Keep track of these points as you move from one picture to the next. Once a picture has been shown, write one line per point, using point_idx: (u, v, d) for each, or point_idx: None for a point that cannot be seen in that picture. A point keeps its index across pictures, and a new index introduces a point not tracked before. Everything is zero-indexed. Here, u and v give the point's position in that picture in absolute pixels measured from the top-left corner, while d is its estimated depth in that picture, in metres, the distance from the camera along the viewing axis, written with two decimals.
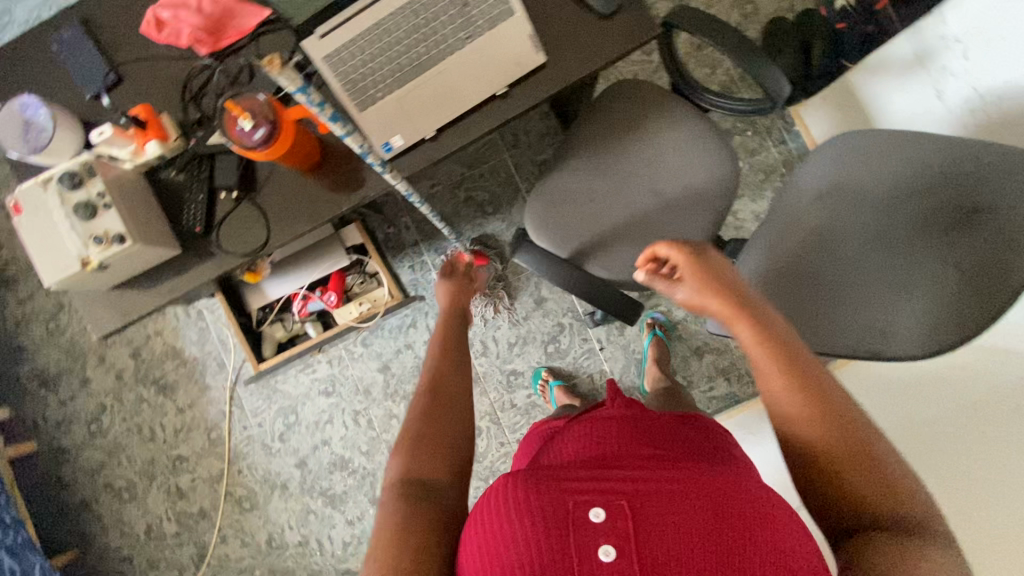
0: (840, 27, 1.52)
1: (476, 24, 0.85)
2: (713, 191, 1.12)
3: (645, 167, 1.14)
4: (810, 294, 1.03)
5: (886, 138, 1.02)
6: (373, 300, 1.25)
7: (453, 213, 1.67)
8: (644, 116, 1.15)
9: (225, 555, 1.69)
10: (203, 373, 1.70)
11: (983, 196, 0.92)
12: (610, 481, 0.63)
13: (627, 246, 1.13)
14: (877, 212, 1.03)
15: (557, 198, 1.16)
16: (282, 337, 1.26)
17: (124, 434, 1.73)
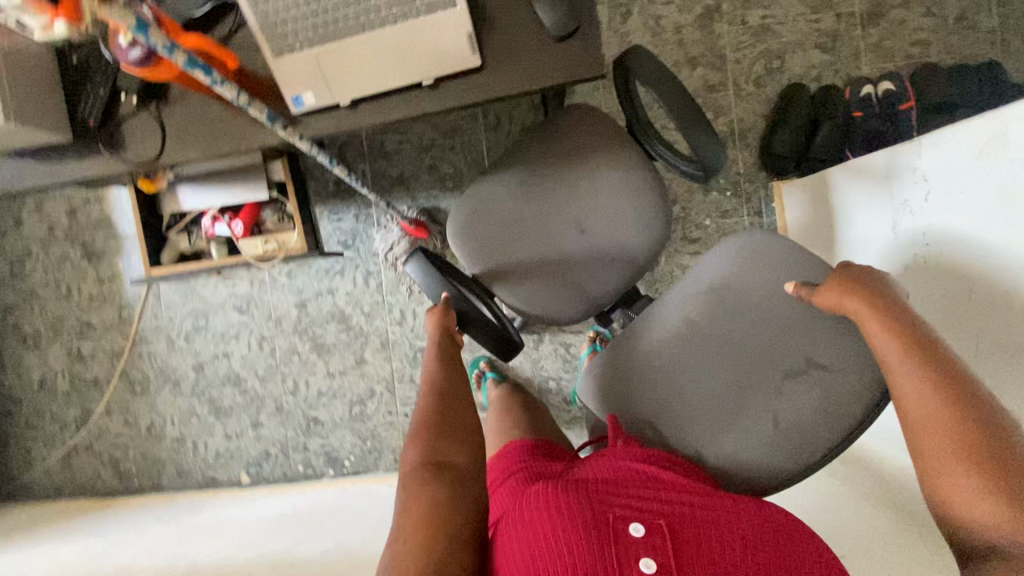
0: (856, 115, 1.43)
1: (413, 4, 0.79)
2: (635, 249, 1.15)
3: (578, 205, 1.16)
4: (649, 392, 1.03)
5: (781, 255, 1.01)
6: (279, 242, 1.24)
7: (413, 177, 1.62)
8: (590, 153, 1.16)
9: (106, 426, 1.75)
10: (130, 252, 1.71)
11: (826, 356, 0.96)
12: (646, 503, 0.73)
13: (536, 280, 1.16)
14: (740, 333, 1.02)
15: (485, 213, 1.18)
16: (185, 248, 1.28)
17: (42, 285, 1.75)
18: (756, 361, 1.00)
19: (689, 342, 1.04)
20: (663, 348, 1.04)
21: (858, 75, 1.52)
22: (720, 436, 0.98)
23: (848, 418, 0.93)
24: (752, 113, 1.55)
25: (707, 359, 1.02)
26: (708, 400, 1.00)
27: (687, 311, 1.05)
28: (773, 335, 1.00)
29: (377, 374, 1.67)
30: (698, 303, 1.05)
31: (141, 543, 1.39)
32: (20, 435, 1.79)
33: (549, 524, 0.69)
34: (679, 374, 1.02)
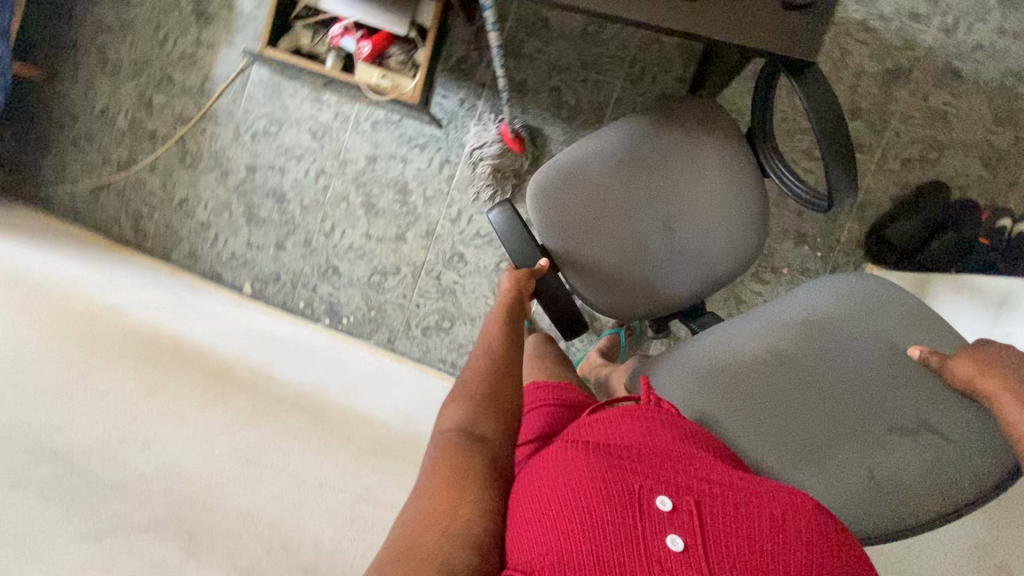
0: (981, 240, 1.35)
1: None
2: (721, 262, 1.12)
3: (670, 203, 1.13)
4: (726, 405, 1.00)
5: (898, 309, 0.99)
6: (395, 82, 1.19)
7: (533, 90, 1.56)
8: (696, 155, 1.12)
9: (144, 180, 1.75)
10: (238, 29, 1.67)
11: (944, 425, 0.91)
12: (670, 479, 0.71)
13: (605, 261, 1.13)
14: (840, 377, 0.98)
15: (575, 182, 1.13)
16: (305, 46, 1.24)
17: (143, 21, 1.71)
18: (857, 406, 0.96)
19: (780, 368, 1.01)
20: (749, 369, 1.01)
21: (1003, 205, 1.44)
22: (807, 470, 0.94)
23: (960, 489, 0.87)
24: (882, 191, 1.48)
25: (798, 392, 0.99)
26: (796, 434, 0.97)
27: (784, 333, 1.03)
28: (876, 386, 0.96)
29: (410, 257, 1.66)
30: (791, 333, 1.02)
31: (139, 294, 1.41)
32: (62, 150, 1.79)
33: (570, 487, 0.68)
34: (764, 401, 0.99)
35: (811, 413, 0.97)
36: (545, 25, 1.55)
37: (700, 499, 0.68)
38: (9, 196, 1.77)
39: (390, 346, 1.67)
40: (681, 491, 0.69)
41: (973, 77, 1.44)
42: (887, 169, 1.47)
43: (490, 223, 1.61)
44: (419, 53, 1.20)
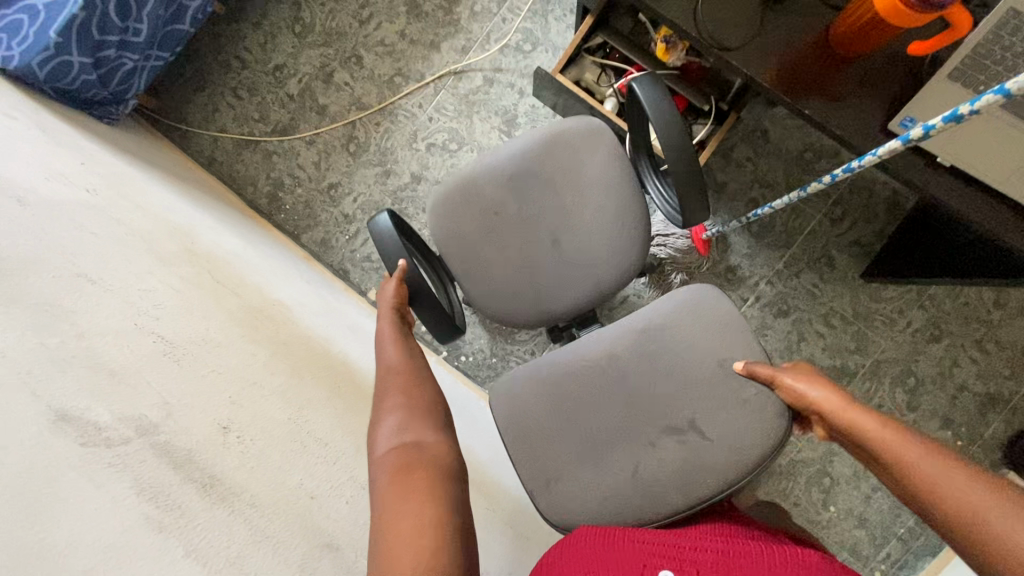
0: None
1: None
2: (608, 265, 1.03)
3: (560, 214, 1.02)
4: (544, 411, 0.97)
5: (714, 321, 0.96)
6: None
7: (730, 197, 1.52)
8: (587, 166, 1.02)
9: (298, 151, 1.64)
10: (448, 38, 1.59)
11: (710, 425, 0.93)
12: (677, 553, 0.73)
13: (495, 269, 1.02)
14: (648, 377, 0.97)
15: (463, 199, 1.02)
16: (586, 82, 1.16)
17: None
18: (665, 398, 0.95)
19: (593, 384, 0.98)
20: (572, 381, 0.98)
21: None
22: (590, 468, 0.94)
23: (701, 487, 0.89)
24: None
25: (602, 397, 0.97)
26: (585, 430, 0.96)
27: (600, 353, 0.99)
28: (678, 381, 0.96)
29: None
30: (626, 345, 0.98)
31: (295, 288, 1.30)
32: (217, 91, 1.67)
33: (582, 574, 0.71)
34: (565, 404, 0.97)
35: (608, 413, 0.96)
36: (763, 136, 1.52)
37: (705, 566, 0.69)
38: (153, 125, 1.66)
39: None
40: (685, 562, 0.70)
41: None
42: None
43: None
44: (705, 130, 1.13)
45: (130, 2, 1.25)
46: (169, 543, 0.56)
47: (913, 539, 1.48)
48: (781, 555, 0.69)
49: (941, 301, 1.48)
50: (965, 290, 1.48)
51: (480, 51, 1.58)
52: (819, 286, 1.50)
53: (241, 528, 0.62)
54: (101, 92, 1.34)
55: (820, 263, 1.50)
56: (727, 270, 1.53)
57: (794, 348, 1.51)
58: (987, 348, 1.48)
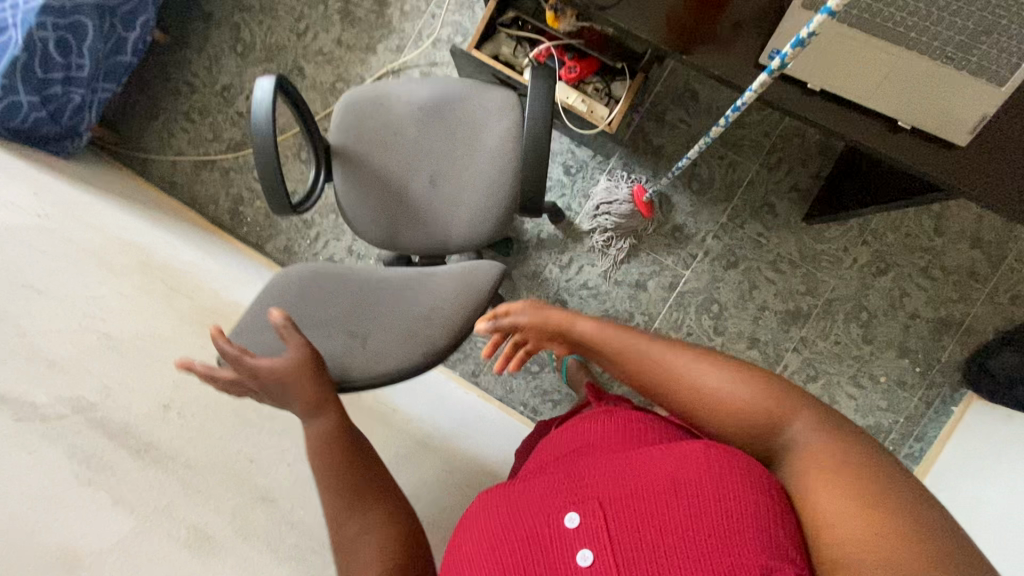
0: None
1: (968, 55, 0.74)
2: (456, 228, 1.12)
3: (441, 161, 1.13)
4: (295, 287, 1.05)
5: (465, 298, 1.02)
6: (591, 107, 1.14)
7: (668, 158, 1.57)
8: (482, 129, 1.12)
9: (253, 166, 1.71)
10: (382, 38, 1.66)
11: (376, 347, 1.00)
12: (576, 484, 0.71)
13: (364, 182, 1.13)
14: (382, 299, 1.05)
15: (375, 105, 1.13)
16: (505, 56, 1.18)
17: (286, 9, 1.69)
18: (386, 316, 1.03)
19: (352, 283, 1.06)
20: (335, 274, 1.07)
21: None
22: (297, 329, 1.01)
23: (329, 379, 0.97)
24: (986, 321, 1.51)
25: (328, 298, 1.05)
26: (310, 303, 1.04)
27: (377, 272, 1.08)
28: (397, 305, 1.04)
29: (513, 294, 1.64)
30: (391, 275, 1.07)
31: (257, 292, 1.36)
32: (170, 117, 1.74)
33: (493, 538, 0.69)
34: (312, 286, 1.05)
35: (341, 304, 1.04)
36: (693, 96, 1.57)
37: (606, 497, 0.68)
38: (113, 158, 1.73)
39: (473, 380, 1.63)
40: (584, 495, 0.69)
41: None
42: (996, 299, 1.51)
43: (600, 278, 1.61)
44: (622, 89, 1.15)
45: (68, 39, 1.32)
46: (96, 496, 0.69)
47: None
48: (672, 461, 0.67)
49: (883, 234, 1.52)
50: (905, 221, 1.52)
51: (414, 48, 1.64)
52: (764, 235, 1.55)
53: (174, 485, 0.75)
54: (54, 129, 1.41)
55: (761, 213, 1.55)
56: (674, 230, 1.58)
57: (747, 297, 1.56)
58: (934, 275, 1.52)
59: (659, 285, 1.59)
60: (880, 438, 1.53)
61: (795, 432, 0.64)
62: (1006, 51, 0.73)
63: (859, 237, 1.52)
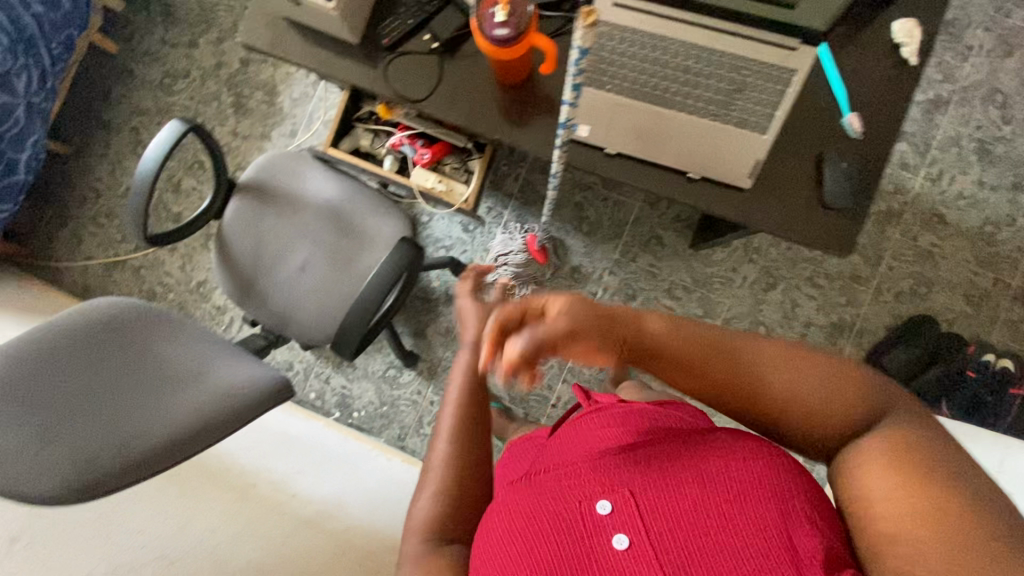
0: (969, 373, 1.50)
1: (730, 112, 0.82)
2: (306, 317, 1.19)
3: (315, 247, 1.20)
4: (66, 330, 0.97)
5: (223, 403, 0.96)
6: (449, 187, 1.24)
7: (558, 203, 1.66)
8: (360, 221, 1.20)
9: (163, 261, 1.74)
10: (275, 125, 1.73)
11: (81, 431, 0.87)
12: (603, 472, 0.69)
13: (239, 253, 1.20)
14: (143, 378, 0.99)
15: (275, 174, 1.21)
16: (365, 147, 1.26)
17: (181, 108, 1.77)
18: (141, 400, 0.95)
19: (129, 347, 1.02)
20: (116, 331, 1.02)
21: (985, 339, 1.57)
22: (31, 369, 0.91)
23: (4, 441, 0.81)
24: (876, 319, 1.59)
25: (90, 355, 0.98)
26: (68, 350, 0.96)
27: (160, 348, 1.05)
28: (159, 381, 0.99)
29: (428, 353, 1.67)
30: (174, 354, 1.04)
31: None
32: (79, 223, 1.78)
33: (523, 533, 0.67)
34: (84, 336, 0.99)
35: (101, 367, 0.97)
36: None
37: (638, 485, 0.67)
38: (23, 270, 1.75)
39: (400, 443, 1.64)
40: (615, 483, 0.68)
41: (956, 222, 1.58)
42: (880, 298, 1.59)
43: None
44: (475, 162, 1.25)
45: None
46: None
47: None
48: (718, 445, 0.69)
49: (767, 250, 1.60)
50: None
51: (306, 130, 1.72)
52: (656, 265, 1.62)
53: None
54: None
55: (651, 244, 1.62)
56: (572, 271, 1.65)
57: None
58: (820, 283, 1.59)
59: None
60: None
61: (874, 423, 0.60)
62: (761, 104, 0.81)
63: (745, 255, 1.60)
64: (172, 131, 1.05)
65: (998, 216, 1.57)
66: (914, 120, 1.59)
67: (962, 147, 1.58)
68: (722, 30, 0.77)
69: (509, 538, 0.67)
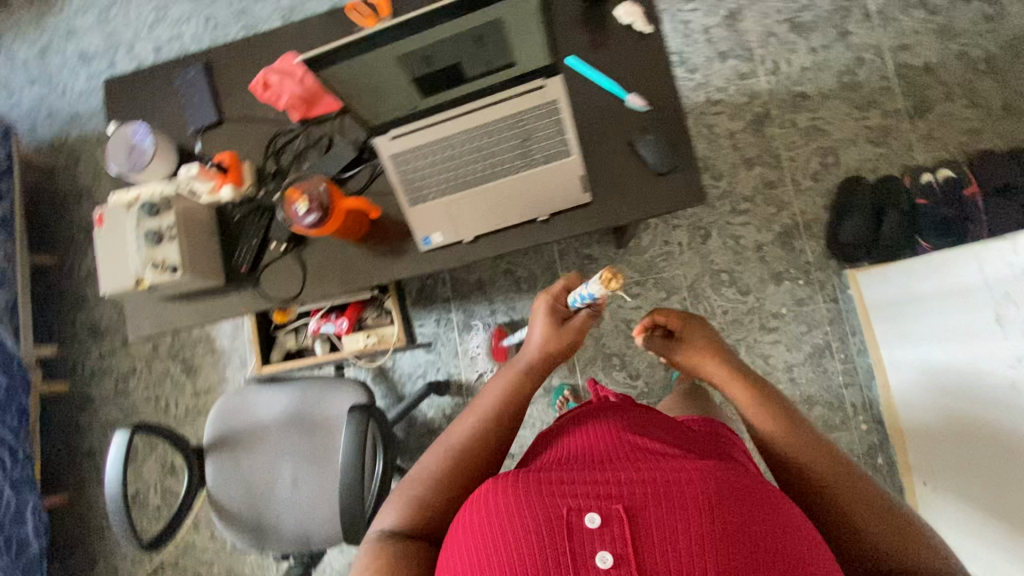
0: (920, 203, 1.49)
1: (534, 157, 0.90)
2: (319, 531, 1.19)
3: (296, 458, 1.23)
4: None
5: None
6: (379, 334, 1.30)
7: (490, 281, 1.71)
8: (322, 414, 1.24)
9: (193, 541, 1.75)
10: (226, 365, 1.82)
11: None
12: (605, 484, 0.59)
13: (236, 505, 1.23)
14: None
15: (233, 413, 1.28)
16: (292, 346, 1.34)
17: (143, 400, 1.86)
18: None
19: None
20: None
21: (914, 164, 1.57)
22: None
23: None
24: (812, 206, 1.60)
25: None
26: None
27: None
28: None
29: None
30: None
31: None
32: (108, 553, 1.81)
33: (497, 539, 0.58)
34: None
35: None
36: None
37: (636, 500, 0.57)
38: None
39: None
40: (614, 493, 0.57)
41: (816, 91, 1.64)
42: (803, 187, 1.61)
43: None
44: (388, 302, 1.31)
45: None
46: None
47: (855, 376, 1.53)
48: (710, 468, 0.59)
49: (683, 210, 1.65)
50: None
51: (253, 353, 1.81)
52: None
53: None
54: None
55: (586, 265, 1.67)
56: None
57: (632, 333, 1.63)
58: (744, 209, 1.62)
59: (562, 378, 1.65)
60: (827, 355, 1.55)
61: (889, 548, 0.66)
62: (551, 137, 0.88)
63: (667, 225, 1.64)
64: (121, 448, 1.11)
65: (847, 64, 1.64)
66: (722, 38, 1.70)
67: (777, 32, 1.68)
68: (484, 106, 0.86)
69: (475, 531, 0.60)
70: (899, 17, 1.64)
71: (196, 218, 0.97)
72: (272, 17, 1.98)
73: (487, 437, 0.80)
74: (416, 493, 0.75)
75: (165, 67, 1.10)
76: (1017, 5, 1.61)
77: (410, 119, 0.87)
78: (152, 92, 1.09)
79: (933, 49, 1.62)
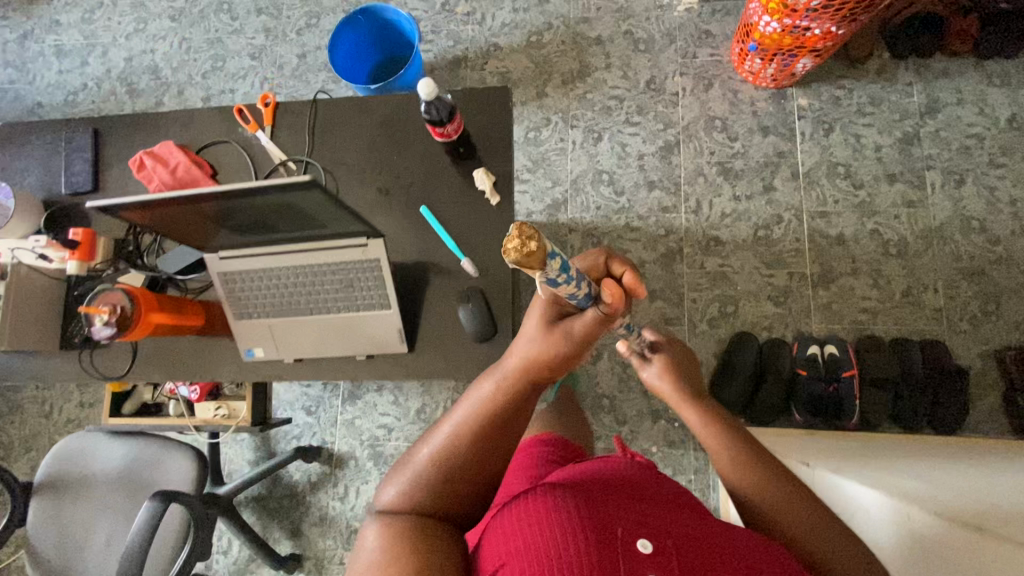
0: (800, 373, 1.50)
1: (355, 302, 0.92)
2: None
3: (116, 517, 1.23)
4: None
5: None
6: (230, 409, 1.32)
7: None
8: (154, 477, 1.25)
9: None
10: None
11: None
12: (654, 522, 0.66)
13: (46, 550, 1.24)
14: None
15: (71, 456, 1.29)
16: (149, 399, 1.37)
17: (30, 399, 1.87)
18: None
19: None
20: None
21: (807, 331, 1.59)
22: None
23: None
24: (704, 351, 1.62)
25: None
26: None
27: None
28: None
29: (310, 547, 1.64)
30: None
31: None
32: None
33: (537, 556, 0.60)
34: None
35: None
36: None
37: (678, 539, 0.63)
38: None
39: None
40: (659, 530, 0.64)
41: (731, 239, 1.67)
42: (699, 330, 1.63)
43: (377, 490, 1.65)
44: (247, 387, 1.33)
45: None
46: None
47: None
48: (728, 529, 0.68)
49: None
50: None
51: None
52: None
53: None
54: None
55: None
56: (417, 414, 1.68)
57: None
58: None
59: None
60: None
61: None
62: (371, 290, 0.91)
63: None
64: None
65: (765, 219, 1.67)
66: (654, 167, 1.74)
67: (706, 174, 1.72)
68: (308, 249, 0.89)
69: (526, 545, 0.61)
70: (824, 184, 1.67)
71: (33, 285, 1.00)
72: (242, 51, 2.02)
73: (484, 435, 0.67)
74: (409, 482, 0.68)
75: (59, 125, 1.14)
76: (940, 195, 1.63)
77: (239, 246, 0.90)
78: (42, 147, 1.13)
79: (849, 221, 1.64)
